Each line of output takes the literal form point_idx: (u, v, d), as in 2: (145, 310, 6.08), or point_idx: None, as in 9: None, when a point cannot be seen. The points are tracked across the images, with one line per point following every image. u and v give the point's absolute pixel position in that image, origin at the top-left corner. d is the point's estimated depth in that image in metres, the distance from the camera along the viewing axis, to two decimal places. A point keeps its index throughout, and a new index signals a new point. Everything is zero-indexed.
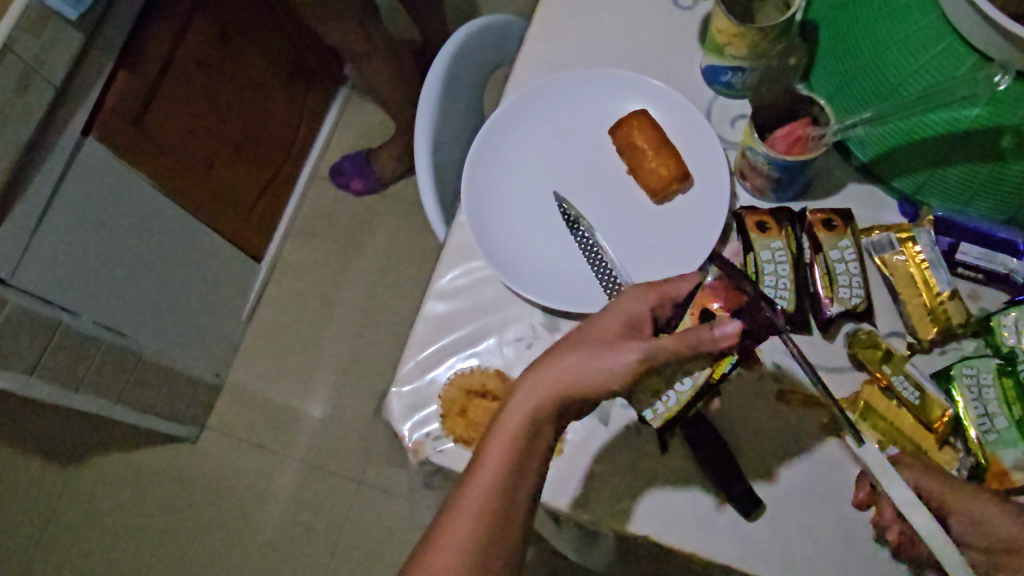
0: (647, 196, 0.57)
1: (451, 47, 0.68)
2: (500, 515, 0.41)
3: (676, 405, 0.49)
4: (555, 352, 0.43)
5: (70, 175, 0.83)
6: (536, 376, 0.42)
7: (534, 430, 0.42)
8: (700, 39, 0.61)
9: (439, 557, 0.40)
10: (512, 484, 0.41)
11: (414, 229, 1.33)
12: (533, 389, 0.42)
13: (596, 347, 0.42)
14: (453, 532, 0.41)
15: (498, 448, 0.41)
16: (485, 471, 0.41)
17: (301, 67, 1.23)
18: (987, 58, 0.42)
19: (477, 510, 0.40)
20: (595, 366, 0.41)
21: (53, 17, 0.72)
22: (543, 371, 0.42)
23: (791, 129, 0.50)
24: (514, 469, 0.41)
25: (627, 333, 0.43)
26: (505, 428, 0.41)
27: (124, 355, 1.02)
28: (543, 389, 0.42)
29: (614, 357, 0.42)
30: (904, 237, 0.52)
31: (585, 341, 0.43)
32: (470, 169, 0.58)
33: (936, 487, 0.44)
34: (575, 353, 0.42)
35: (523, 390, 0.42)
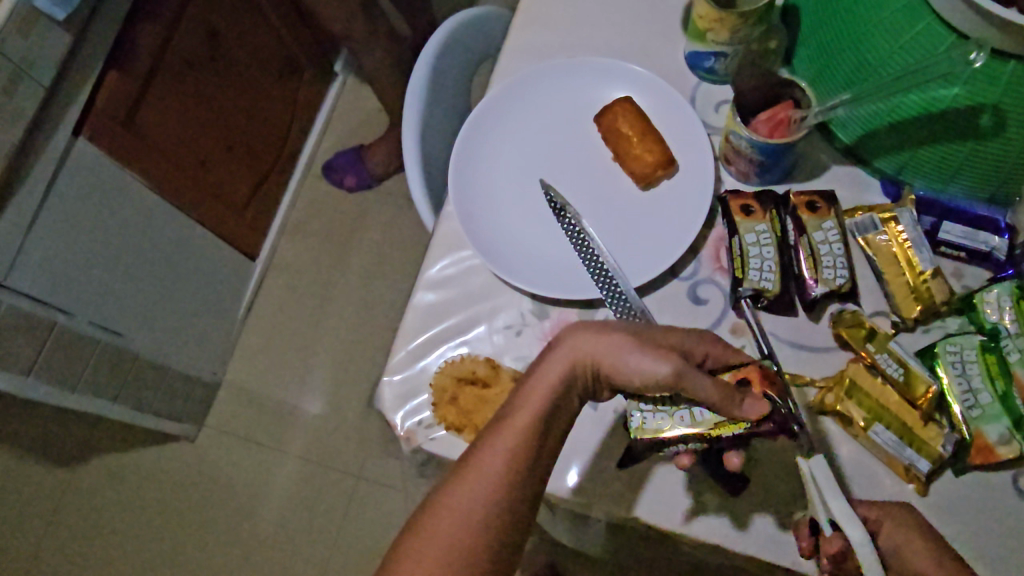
0: (633, 182, 0.57)
1: (436, 40, 0.69)
2: (518, 469, 0.42)
3: (665, 431, 0.47)
4: (602, 326, 0.45)
5: (61, 176, 0.83)
6: (583, 336, 0.44)
7: (564, 392, 0.44)
8: (683, 25, 0.62)
9: (463, 490, 0.41)
10: (536, 442, 0.42)
11: (407, 224, 1.34)
12: (573, 348, 0.44)
13: (635, 336, 0.44)
14: (478, 467, 0.42)
15: (535, 396, 0.43)
16: (520, 414, 0.42)
17: (293, 63, 1.23)
18: (963, 36, 0.43)
19: (502, 450, 0.41)
20: (634, 359, 0.43)
21: (42, 17, 0.73)
22: (590, 344, 0.44)
23: (773, 113, 0.50)
24: (539, 426, 0.42)
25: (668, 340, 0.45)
26: (541, 381, 0.43)
27: (120, 353, 1.02)
28: (580, 354, 0.44)
29: (653, 360, 0.42)
30: (887, 217, 0.52)
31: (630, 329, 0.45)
32: (458, 158, 0.58)
33: None
34: (620, 335, 0.44)
35: (564, 350, 0.44)
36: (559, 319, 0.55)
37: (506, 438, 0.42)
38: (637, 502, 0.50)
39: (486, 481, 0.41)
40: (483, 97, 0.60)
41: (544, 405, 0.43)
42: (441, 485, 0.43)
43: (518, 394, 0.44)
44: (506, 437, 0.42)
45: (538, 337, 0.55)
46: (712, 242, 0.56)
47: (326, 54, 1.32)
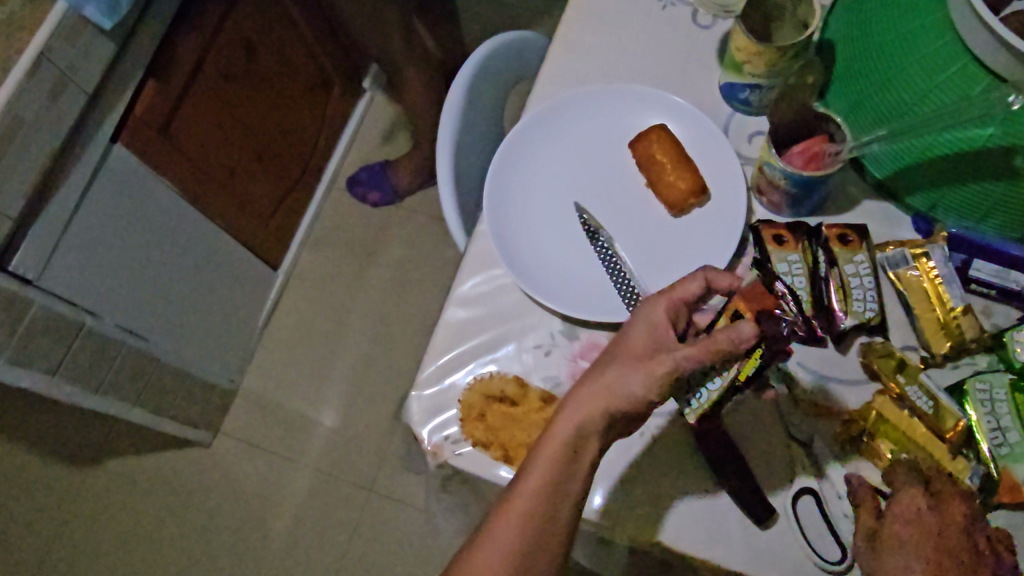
0: (665, 209, 0.58)
1: (473, 62, 0.70)
2: (537, 527, 0.42)
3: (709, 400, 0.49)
4: (600, 367, 0.44)
5: (97, 181, 0.85)
6: (585, 389, 0.43)
7: (581, 445, 0.42)
8: (718, 57, 0.63)
9: (483, 555, 0.42)
10: (553, 499, 0.42)
11: (429, 241, 1.35)
12: (579, 403, 0.43)
13: (628, 362, 0.43)
14: (497, 532, 0.42)
15: (547, 454, 0.42)
16: (532, 476, 0.42)
17: (323, 78, 1.25)
18: (1000, 79, 0.43)
19: (518, 516, 0.42)
20: (633, 382, 0.42)
21: (89, 27, 0.75)
22: (589, 390, 0.43)
23: (807, 146, 0.52)
24: (559, 483, 0.42)
25: (656, 342, 0.43)
26: (551, 439, 0.43)
27: (142, 359, 1.03)
28: (588, 406, 0.42)
29: (648, 373, 0.42)
30: (917, 252, 0.53)
31: (622, 355, 0.43)
32: (494, 180, 0.59)
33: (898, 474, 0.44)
34: (614, 370, 0.43)
35: (569, 403, 0.43)
36: (588, 341, 0.56)
37: (520, 502, 0.42)
38: (660, 526, 0.50)
39: (514, 545, 0.42)
40: (519, 120, 0.61)
41: (557, 462, 0.42)
42: (468, 546, 0.44)
43: (532, 454, 0.43)
44: (517, 500, 0.42)
45: (567, 357, 0.56)
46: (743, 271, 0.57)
47: (356, 70, 1.34)
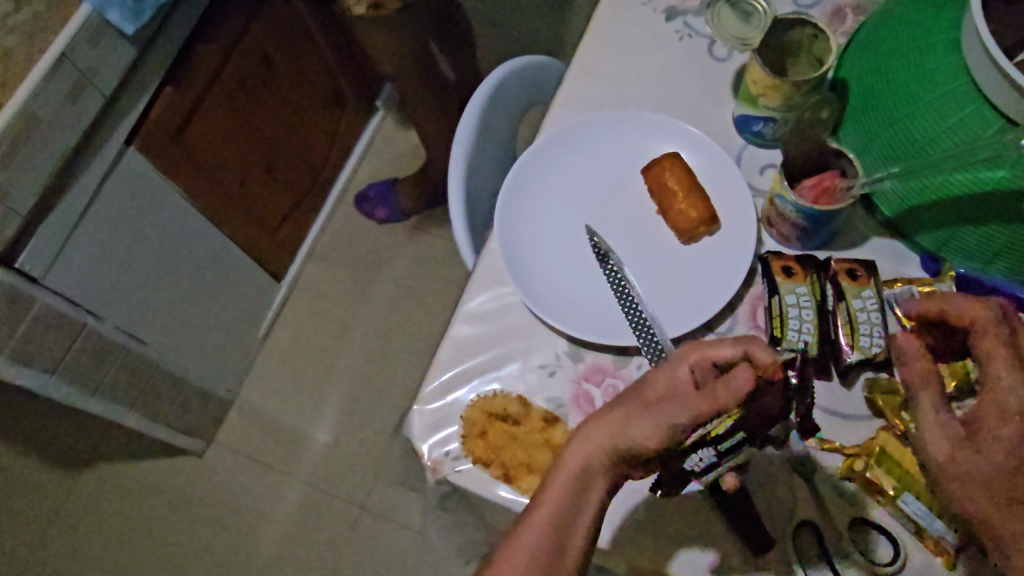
0: (675, 236, 0.58)
1: (489, 84, 0.71)
2: (546, 562, 0.42)
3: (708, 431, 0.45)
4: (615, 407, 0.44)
5: (108, 183, 0.85)
6: (593, 426, 0.43)
7: (587, 480, 0.43)
8: (733, 89, 0.64)
9: None
10: (560, 534, 0.42)
11: (434, 260, 1.36)
12: (585, 439, 0.43)
13: (641, 407, 0.42)
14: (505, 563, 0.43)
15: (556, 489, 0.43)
16: (541, 512, 0.43)
17: (337, 94, 1.26)
18: (1013, 122, 0.44)
19: (524, 550, 0.42)
20: (636, 424, 0.42)
21: (111, 30, 0.76)
22: (596, 427, 0.43)
23: (819, 180, 0.52)
24: (562, 519, 0.42)
25: (671, 391, 0.42)
26: (558, 475, 0.43)
27: (141, 363, 1.02)
28: (596, 447, 0.42)
29: (651, 418, 0.42)
30: (925, 291, 0.53)
31: (635, 401, 0.43)
32: (505, 199, 0.60)
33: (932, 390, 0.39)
34: (621, 409, 0.43)
35: (575, 439, 0.43)
36: (593, 363, 0.56)
37: (528, 536, 0.42)
38: (661, 555, 0.50)
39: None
40: (533, 142, 0.61)
41: (563, 498, 0.42)
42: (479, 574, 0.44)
43: (540, 489, 0.44)
44: (528, 536, 0.42)
45: (572, 379, 0.56)
46: (750, 299, 0.57)
47: (369, 87, 1.36)
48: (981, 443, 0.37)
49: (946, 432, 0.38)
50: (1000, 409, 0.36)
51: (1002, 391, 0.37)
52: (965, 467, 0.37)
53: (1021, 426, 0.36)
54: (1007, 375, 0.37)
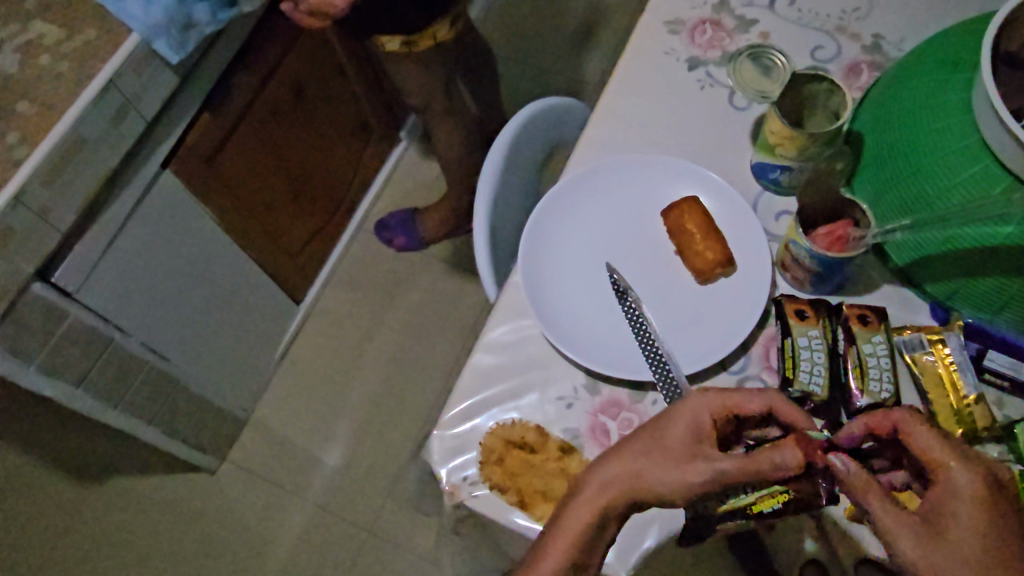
0: (692, 276, 0.60)
1: (517, 123, 0.74)
2: None
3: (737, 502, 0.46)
4: (635, 450, 0.45)
5: (143, 204, 0.88)
6: (616, 474, 0.45)
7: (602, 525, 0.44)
8: (751, 138, 0.66)
9: None
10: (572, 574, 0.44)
11: (450, 289, 1.38)
12: (608, 485, 0.45)
13: (662, 453, 0.44)
14: None
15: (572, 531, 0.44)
16: (555, 551, 0.44)
17: (364, 124, 1.30)
18: (1020, 180, 0.46)
19: None
20: (665, 477, 0.43)
21: (157, 59, 0.79)
22: (619, 473, 0.45)
23: (832, 228, 0.54)
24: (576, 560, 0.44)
25: (694, 442, 0.45)
26: (577, 514, 0.44)
27: (162, 379, 1.05)
28: (617, 489, 0.44)
29: (682, 473, 0.43)
30: (934, 338, 0.55)
31: (656, 446, 0.45)
32: (530, 234, 0.62)
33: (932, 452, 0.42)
34: (644, 459, 0.44)
35: (596, 484, 0.45)
36: (609, 397, 0.58)
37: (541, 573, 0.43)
38: None
39: None
40: (558, 181, 0.64)
41: (580, 542, 0.43)
42: None
43: (552, 527, 0.45)
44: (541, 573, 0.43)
45: (588, 412, 0.57)
46: (763, 341, 0.59)
47: (394, 119, 1.39)
48: (945, 533, 0.40)
49: (911, 532, 0.39)
50: (951, 495, 0.40)
51: (952, 477, 0.40)
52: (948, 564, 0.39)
53: (974, 508, 0.40)
54: (955, 464, 0.41)
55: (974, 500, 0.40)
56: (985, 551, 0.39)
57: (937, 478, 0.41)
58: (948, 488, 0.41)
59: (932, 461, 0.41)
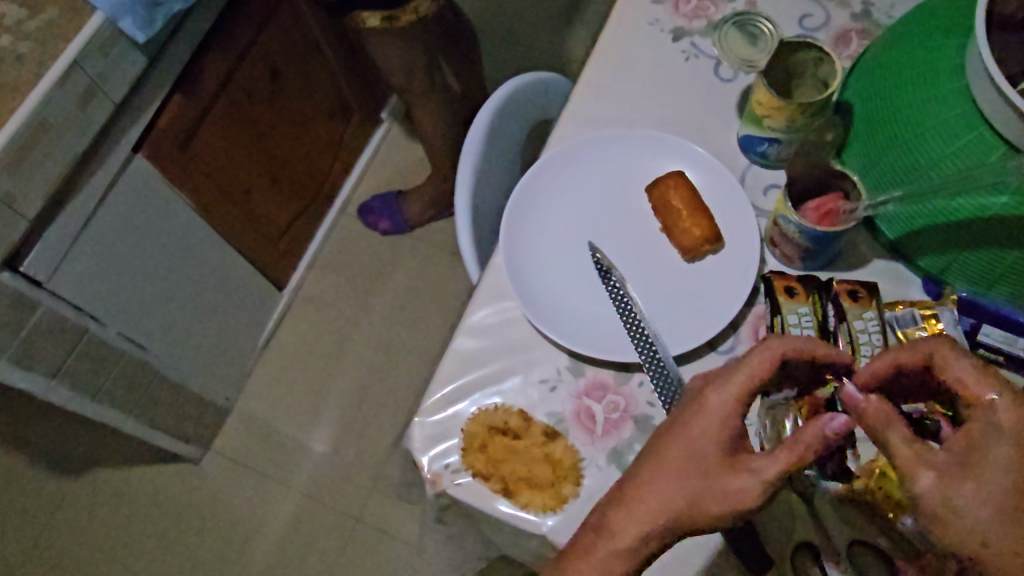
0: (679, 254, 0.59)
1: (497, 98, 0.71)
2: None
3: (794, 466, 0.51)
4: (665, 472, 0.42)
5: (115, 189, 0.86)
6: (650, 500, 0.42)
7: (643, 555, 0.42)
8: (738, 110, 0.64)
9: None
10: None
11: (436, 272, 1.36)
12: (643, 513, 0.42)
13: (701, 473, 0.41)
14: None
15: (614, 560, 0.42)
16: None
17: (343, 105, 1.27)
18: (1015, 149, 0.45)
19: None
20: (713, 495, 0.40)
21: (124, 38, 0.76)
22: (654, 498, 0.42)
23: (821, 202, 0.53)
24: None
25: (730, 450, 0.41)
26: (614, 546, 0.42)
27: (141, 369, 1.02)
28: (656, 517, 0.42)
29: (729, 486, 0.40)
30: (927, 314, 0.53)
31: (688, 469, 0.42)
32: (510, 214, 0.60)
33: (972, 385, 0.39)
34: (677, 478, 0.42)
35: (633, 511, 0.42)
36: (595, 379, 0.56)
37: None
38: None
39: None
40: (539, 157, 0.62)
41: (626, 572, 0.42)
42: None
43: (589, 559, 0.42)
44: None
45: (572, 395, 0.56)
46: (752, 320, 0.57)
47: (374, 99, 1.36)
48: (976, 467, 0.37)
49: (934, 466, 0.37)
50: (990, 430, 0.37)
51: (991, 413, 0.38)
52: (964, 490, 0.37)
53: (1015, 445, 0.37)
54: (995, 398, 0.38)
55: (1015, 435, 0.37)
56: (1017, 488, 0.36)
57: (977, 413, 0.38)
58: (988, 423, 0.38)
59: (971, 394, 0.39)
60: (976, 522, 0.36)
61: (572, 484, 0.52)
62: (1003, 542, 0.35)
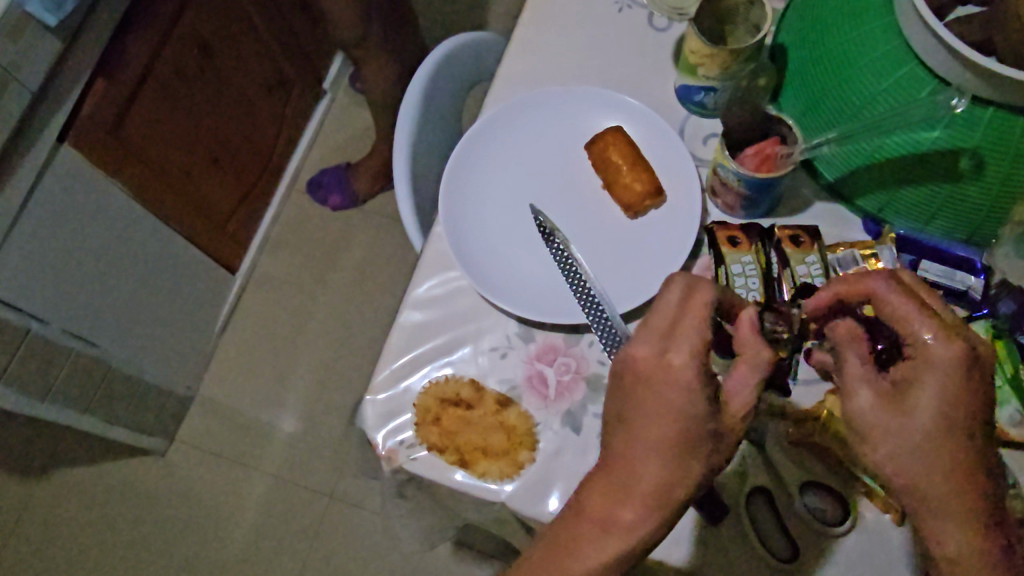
0: (622, 211, 0.58)
1: (430, 61, 0.69)
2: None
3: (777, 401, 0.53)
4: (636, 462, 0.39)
5: (43, 183, 0.82)
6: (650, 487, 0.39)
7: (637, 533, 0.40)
8: (674, 59, 0.63)
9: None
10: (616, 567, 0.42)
11: (391, 243, 1.34)
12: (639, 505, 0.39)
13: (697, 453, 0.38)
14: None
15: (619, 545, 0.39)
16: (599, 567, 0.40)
17: (281, 78, 1.23)
18: (945, 82, 0.44)
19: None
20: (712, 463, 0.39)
21: (34, 22, 0.72)
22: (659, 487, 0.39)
23: (759, 148, 0.52)
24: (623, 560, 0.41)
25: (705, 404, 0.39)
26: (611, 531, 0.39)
27: (92, 364, 1.00)
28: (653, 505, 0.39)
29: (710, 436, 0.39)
30: (867, 253, 0.54)
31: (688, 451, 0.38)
32: (449, 182, 0.59)
33: (911, 318, 0.38)
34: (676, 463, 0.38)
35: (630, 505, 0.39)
36: (545, 343, 0.56)
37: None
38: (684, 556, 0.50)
39: None
40: (474, 121, 0.60)
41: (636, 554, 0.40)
42: None
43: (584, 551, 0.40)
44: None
45: (523, 360, 0.55)
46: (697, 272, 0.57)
47: (314, 70, 1.33)
48: (909, 398, 0.37)
49: (864, 394, 0.38)
50: (925, 367, 0.37)
51: (929, 350, 0.37)
52: (884, 421, 0.37)
53: (949, 383, 0.36)
54: (935, 338, 0.37)
55: (944, 379, 0.36)
56: (937, 429, 0.36)
57: (916, 349, 0.37)
58: (923, 359, 0.37)
59: (910, 329, 0.38)
60: (893, 454, 0.37)
61: (528, 449, 0.52)
62: (924, 471, 0.36)
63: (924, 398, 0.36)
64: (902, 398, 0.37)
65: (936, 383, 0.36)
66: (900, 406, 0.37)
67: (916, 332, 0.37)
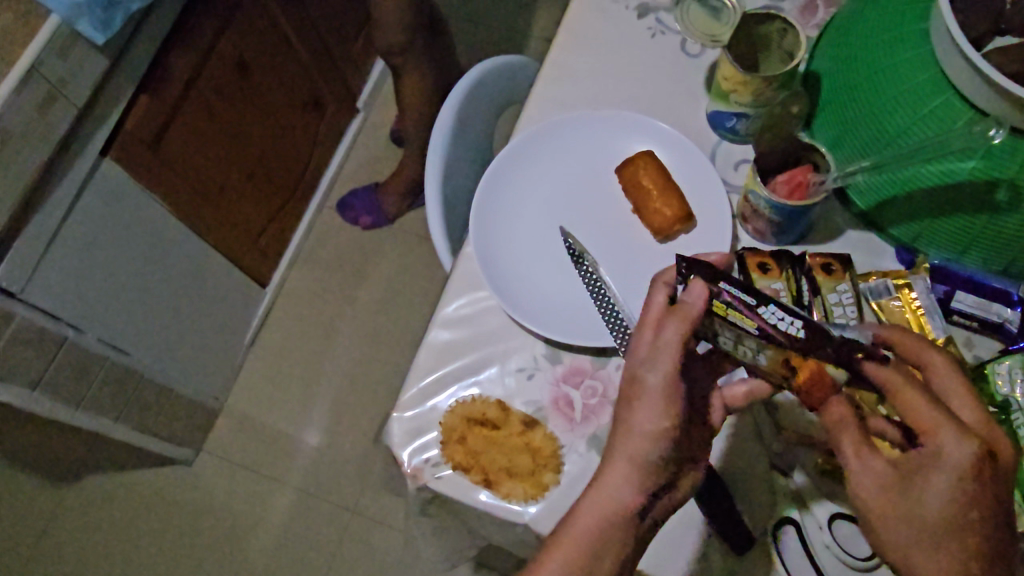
0: (651, 235, 0.58)
1: (465, 83, 0.70)
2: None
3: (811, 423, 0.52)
4: None
5: (84, 196, 0.84)
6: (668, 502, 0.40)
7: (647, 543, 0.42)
8: (706, 86, 0.64)
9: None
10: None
11: (419, 261, 1.35)
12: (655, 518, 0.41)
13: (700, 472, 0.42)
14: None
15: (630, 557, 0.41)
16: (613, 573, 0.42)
17: (317, 97, 1.26)
18: (982, 113, 0.44)
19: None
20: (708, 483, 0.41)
21: (82, 40, 0.74)
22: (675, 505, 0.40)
23: (792, 175, 0.52)
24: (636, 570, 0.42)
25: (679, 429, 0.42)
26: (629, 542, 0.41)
27: (125, 374, 1.02)
28: None
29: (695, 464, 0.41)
30: (900, 283, 0.53)
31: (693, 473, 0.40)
32: (481, 202, 0.59)
33: (921, 413, 0.39)
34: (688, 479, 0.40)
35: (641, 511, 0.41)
36: (572, 365, 0.56)
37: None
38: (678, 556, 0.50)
39: None
40: (507, 144, 0.61)
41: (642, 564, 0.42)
42: None
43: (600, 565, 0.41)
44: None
45: (550, 382, 0.55)
46: None
47: (348, 90, 1.35)
48: (917, 486, 0.39)
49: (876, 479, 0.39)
50: (939, 460, 0.38)
51: (943, 445, 0.38)
52: (899, 504, 0.39)
53: (959, 482, 0.37)
54: (946, 432, 0.38)
55: (956, 473, 0.37)
56: (944, 518, 0.38)
57: (928, 443, 0.38)
58: (936, 453, 0.38)
59: (922, 421, 0.39)
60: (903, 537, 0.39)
61: (552, 471, 0.52)
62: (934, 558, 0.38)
63: (937, 489, 0.38)
64: (913, 487, 0.39)
65: (946, 477, 0.38)
66: (906, 494, 0.39)
67: (924, 424, 0.39)
